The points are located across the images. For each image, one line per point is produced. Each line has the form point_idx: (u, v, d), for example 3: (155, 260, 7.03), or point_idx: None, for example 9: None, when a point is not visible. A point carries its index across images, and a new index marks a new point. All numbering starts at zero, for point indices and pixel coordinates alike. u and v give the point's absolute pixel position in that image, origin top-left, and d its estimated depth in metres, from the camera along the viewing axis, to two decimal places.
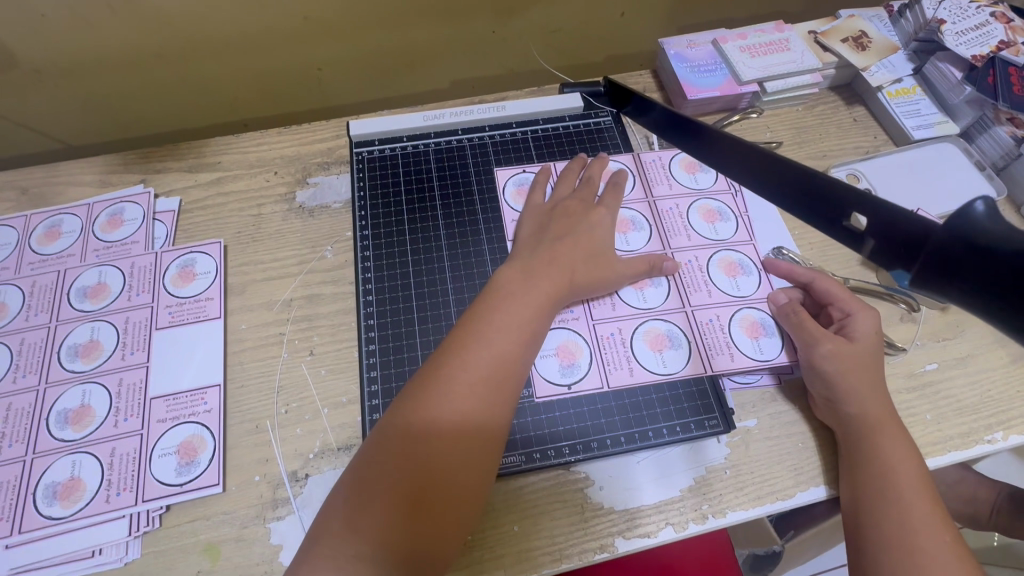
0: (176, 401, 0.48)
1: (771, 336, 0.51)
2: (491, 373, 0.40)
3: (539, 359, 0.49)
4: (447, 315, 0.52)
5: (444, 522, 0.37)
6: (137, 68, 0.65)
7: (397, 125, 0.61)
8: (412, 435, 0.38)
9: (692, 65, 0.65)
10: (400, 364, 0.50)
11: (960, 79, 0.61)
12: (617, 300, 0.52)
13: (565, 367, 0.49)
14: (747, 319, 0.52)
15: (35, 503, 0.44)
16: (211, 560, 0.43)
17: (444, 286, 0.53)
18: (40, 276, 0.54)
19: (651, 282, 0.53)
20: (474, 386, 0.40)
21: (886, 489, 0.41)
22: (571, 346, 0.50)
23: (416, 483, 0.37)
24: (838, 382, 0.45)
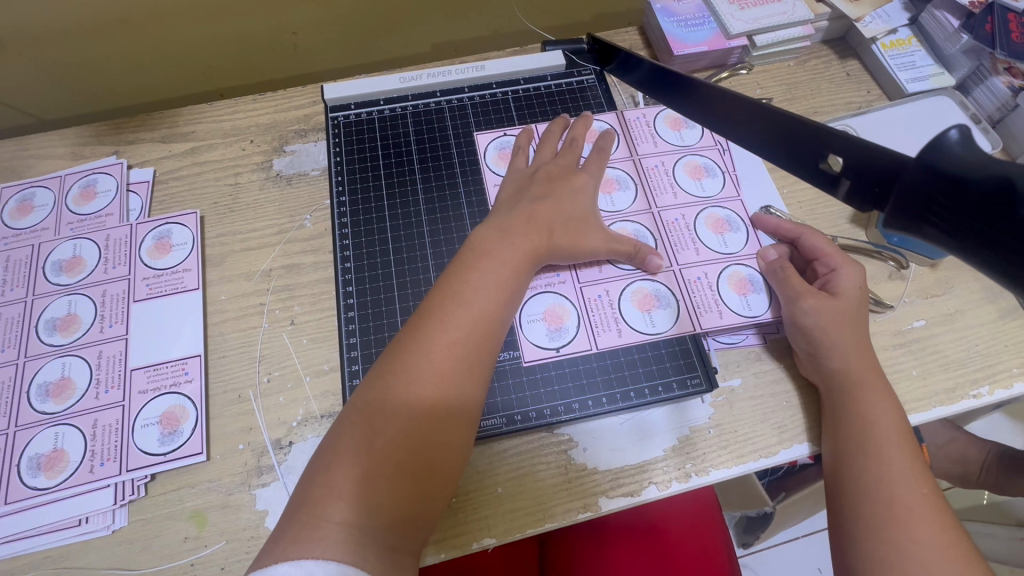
0: (157, 372, 0.48)
1: (759, 293, 0.51)
2: (473, 332, 0.40)
3: (526, 323, 0.49)
4: (426, 280, 0.51)
5: (431, 479, 0.37)
6: (102, 35, 0.62)
7: (373, 88, 0.59)
8: (395, 396, 0.37)
9: (679, 20, 0.63)
10: (379, 330, 0.50)
11: (956, 28, 0.59)
12: (604, 262, 0.51)
13: (553, 331, 0.49)
14: (735, 276, 0.51)
15: (20, 474, 0.44)
16: (198, 526, 0.44)
17: (423, 251, 0.53)
18: (14, 250, 0.53)
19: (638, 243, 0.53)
20: (455, 345, 0.39)
21: (867, 444, 0.41)
22: (559, 310, 0.49)
23: (403, 443, 0.36)
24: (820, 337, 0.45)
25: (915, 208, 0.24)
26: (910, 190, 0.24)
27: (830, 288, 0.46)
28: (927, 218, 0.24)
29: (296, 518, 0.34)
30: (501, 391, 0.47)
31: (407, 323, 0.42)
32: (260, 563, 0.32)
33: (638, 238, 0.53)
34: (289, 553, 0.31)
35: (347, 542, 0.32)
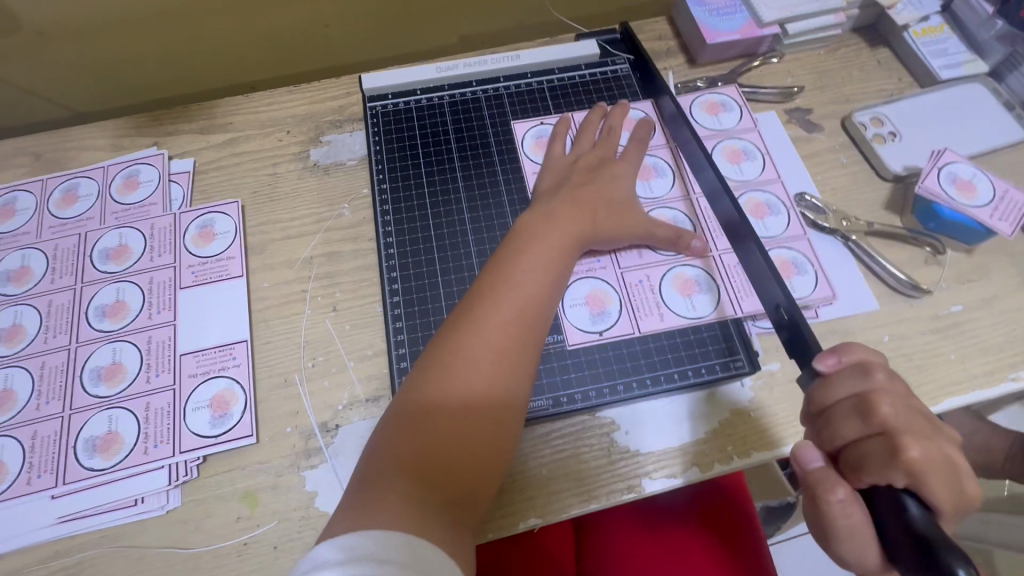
0: (205, 357, 0.49)
1: (803, 274, 0.53)
2: (521, 316, 0.41)
3: (570, 308, 0.50)
4: (469, 265, 0.52)
5: (487, 460, 0.37)
6: (140, 28, 0.63)
7: (410, 78, 0.60)
8: (450, 378, 0.38)
9: (710, 9, 0.63)
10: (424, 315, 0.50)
11: (990, 13, 0.59)
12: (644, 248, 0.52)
13: (596, 315, 0.50)
14: (779, 258, 0.53)
15: (76, 455, 0.45)
16: (249, 506, 0.45)
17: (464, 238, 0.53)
18: (62, 239, 0.54)
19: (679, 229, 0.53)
20: (506, 328, 0.40)
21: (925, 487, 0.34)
22: (601, 295, 0.50)
23: (459, 423, 0.37)
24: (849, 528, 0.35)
25: None
26: None
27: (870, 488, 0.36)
28: None
29: (361, 494, 0.34)
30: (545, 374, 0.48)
31: (458, 307, 0.42)
32: (328, 533, 0.33)
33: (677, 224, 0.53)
34: (356, 525, 0.32)
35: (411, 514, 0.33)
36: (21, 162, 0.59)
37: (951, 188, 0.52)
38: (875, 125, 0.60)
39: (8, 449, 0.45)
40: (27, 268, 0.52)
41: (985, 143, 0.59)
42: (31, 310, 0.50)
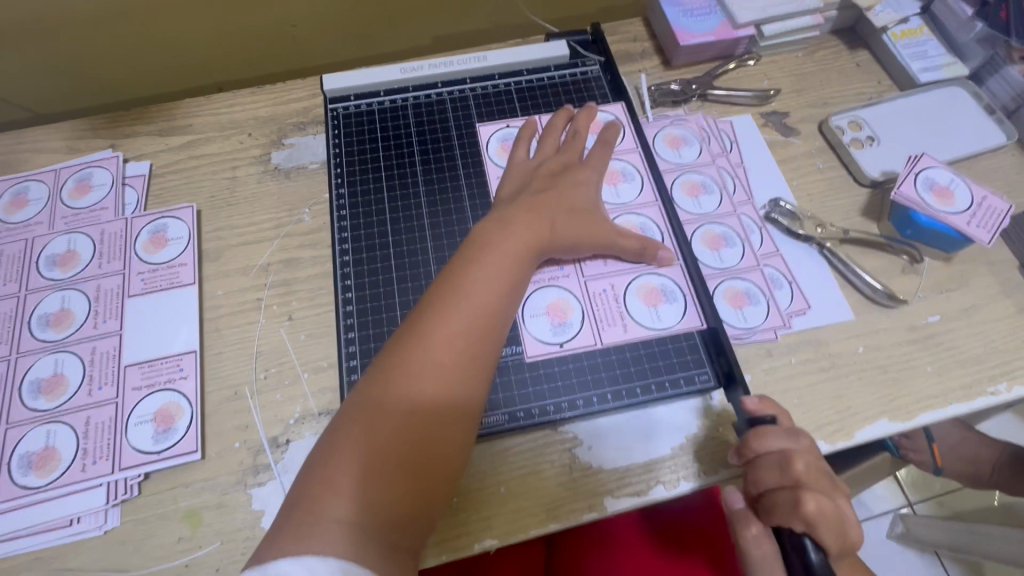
0: (152, 368, 0.47)
1: (756, 306, 0.50)
2: (473, 326, 0.39)
3: (530, 318, 0.48)
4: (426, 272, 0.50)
5: (434, 477, 0.36)
6: (98, 27, 0.61)
7: (373, 79, 0.58)
8: (397, 391, 0.36)
9: (684, 10, 0.62)
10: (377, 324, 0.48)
11: (970, 15, 0.58)
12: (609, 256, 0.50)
13: (557, 325, 0.48)
14: (730, 290, 0.51)
15: (10, 473, 0.43)
16: (192, 526, 0.43)
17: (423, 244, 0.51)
18: (7, 245, 0.52)
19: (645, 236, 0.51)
20: (456, 340, 0.38)
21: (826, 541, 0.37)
22: (563, 305, 0.48)
23: (404, 438, 0.35)
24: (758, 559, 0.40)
25: None
26: None
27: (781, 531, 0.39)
28: None
29: (293, 518, 0.32)
30: (502, 387, 0.46)
31: (409, 316, 0.40)
32: (257, 561, 0.31)
33: (644, 231, 0.52)
34: (287, 551, 0.30)
35: (348, 540, 0.31)
36: None
37: (927, 194, 0.50)
38: (853, 129, 0.59)
39: None
40: None
41: (965, 148, 0.57)
42: None
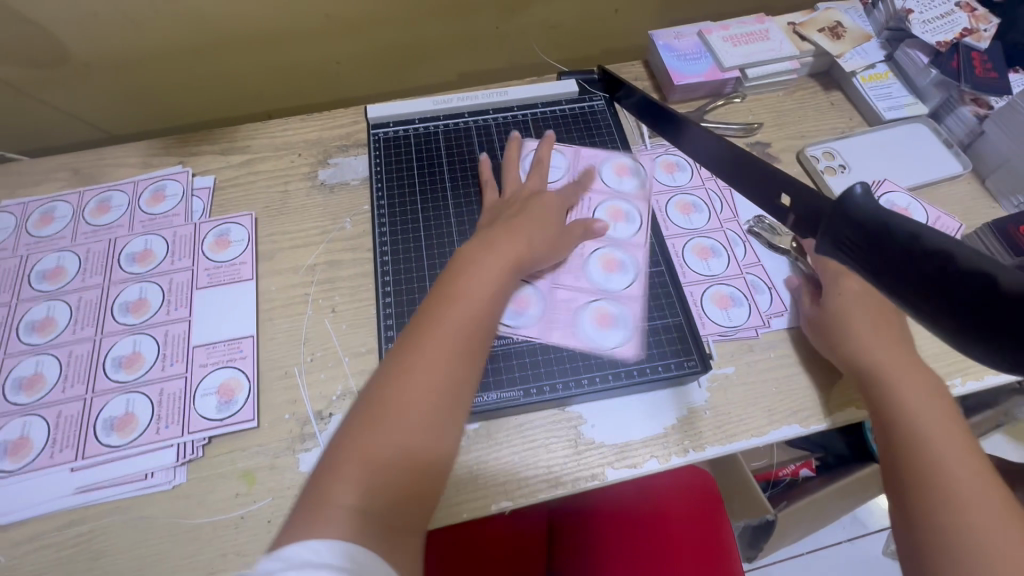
0: (215, 349, 0.54)
1: (739, 306, 0.58)
2: (462, 340, 0.44)
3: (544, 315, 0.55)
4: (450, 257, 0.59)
5: (423, 475, 0.40)
6: (172, 63, 0.71)
7: (409, 109, 0.67)
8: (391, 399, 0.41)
9: (679, 54, 0.71)
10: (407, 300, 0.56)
11: (926, 63, 0.67)
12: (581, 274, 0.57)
13: (515, 312, 0.55)
14: (718, 293, 0.59)
15: (96, 433, 0.50)
16: (248, 484, 0.49)
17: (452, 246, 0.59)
18: (93, 244, 0.60)
19: (620, 268, 0.58)
20: (448, 347, 0.43)
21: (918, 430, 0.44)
22: (527, 298, 0.56)
23: (400, 441, 0.39)
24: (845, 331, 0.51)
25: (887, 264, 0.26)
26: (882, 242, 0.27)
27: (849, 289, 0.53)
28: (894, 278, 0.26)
29: (303, 509, 0.36)
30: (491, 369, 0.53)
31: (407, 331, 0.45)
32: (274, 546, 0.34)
33: (623, 265, 0.58)
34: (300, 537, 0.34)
35: (355, 526, 0.35)
36: (61, 176, 0.67)
37: None
38: (827, 158, 0.67)
39: (35, 425, 0.50)
40: (61, 268, 0.59)
41: (925, 176, 0.65)
42: (63, 304, 0.56)
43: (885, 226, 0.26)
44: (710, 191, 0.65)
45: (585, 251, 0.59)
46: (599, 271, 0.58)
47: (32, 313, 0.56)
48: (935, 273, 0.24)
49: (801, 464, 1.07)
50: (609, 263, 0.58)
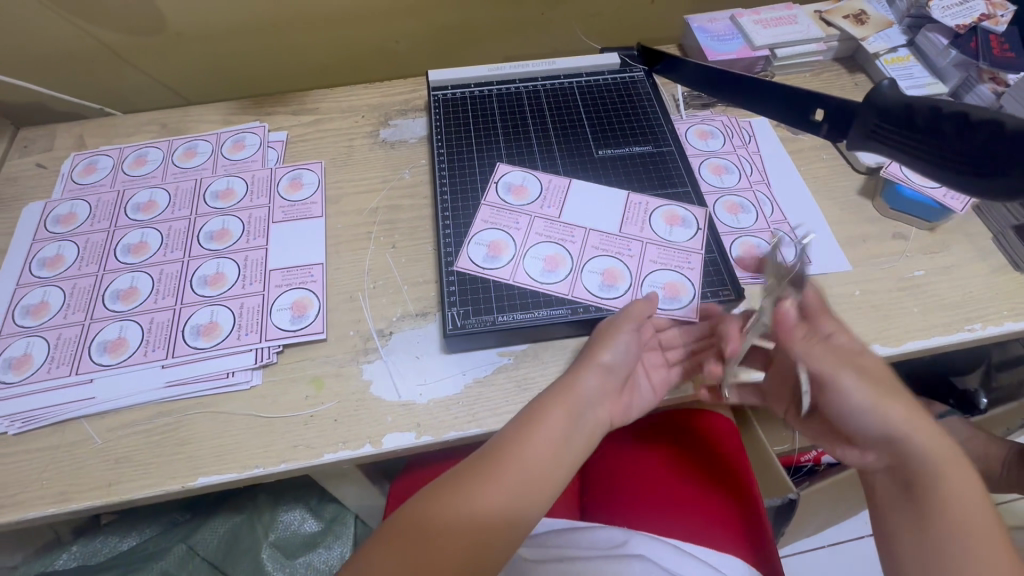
0: (290, 273, 0.60)
1: (766, 255, 0.62)
2: (586, 418, 0.49)
3: (586, 273, 0.58)
4: (528, 193, 0.64)
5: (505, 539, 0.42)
6: (250, 35, 0.78)
7: (467, 74, 0.74)
8: (514, 463, 0.44)
9: (713, 35, 0.77)
10: (477, 229, 0.61)
11: (946, 45, 0.71)
12: (646, 227, 0.61)
13: (548, 270, 0.58)
14: (746, 244, 0.63)
15: (185, 337, 0.56)
16: (316, 388, 0.54)
17: (536, 181, 0.64)
18: (182, 183, 0.67)
19: (681, 224, 0.61)
20: (574, 419, 0.48)
21: (973, 512, 0.40)
22: (558, 257, 0.59)
23: (494, 508, 0.43)
24: (842, 389, 0.45)
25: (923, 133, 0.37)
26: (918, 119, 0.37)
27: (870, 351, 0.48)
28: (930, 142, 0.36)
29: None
30: (525, 302, 0.55)
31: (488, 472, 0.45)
32: None
33: (686, 221, 0.61)
34: None
35: None
36: (151, 129, 0.75)
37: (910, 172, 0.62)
38: None
39: (131, 329, 0.56)
40: (153, 202, 0.66)
41: None
42: (155, 231, 0.63)
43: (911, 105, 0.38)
44: (741, 156, 0.70)
45: (650, 206, 0.62)
46: (662, 223, 0.61)
47: (128, 238, 0.63)
48: (954, 126, 0.35)
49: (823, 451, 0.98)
50: (671, 219, 0.61)
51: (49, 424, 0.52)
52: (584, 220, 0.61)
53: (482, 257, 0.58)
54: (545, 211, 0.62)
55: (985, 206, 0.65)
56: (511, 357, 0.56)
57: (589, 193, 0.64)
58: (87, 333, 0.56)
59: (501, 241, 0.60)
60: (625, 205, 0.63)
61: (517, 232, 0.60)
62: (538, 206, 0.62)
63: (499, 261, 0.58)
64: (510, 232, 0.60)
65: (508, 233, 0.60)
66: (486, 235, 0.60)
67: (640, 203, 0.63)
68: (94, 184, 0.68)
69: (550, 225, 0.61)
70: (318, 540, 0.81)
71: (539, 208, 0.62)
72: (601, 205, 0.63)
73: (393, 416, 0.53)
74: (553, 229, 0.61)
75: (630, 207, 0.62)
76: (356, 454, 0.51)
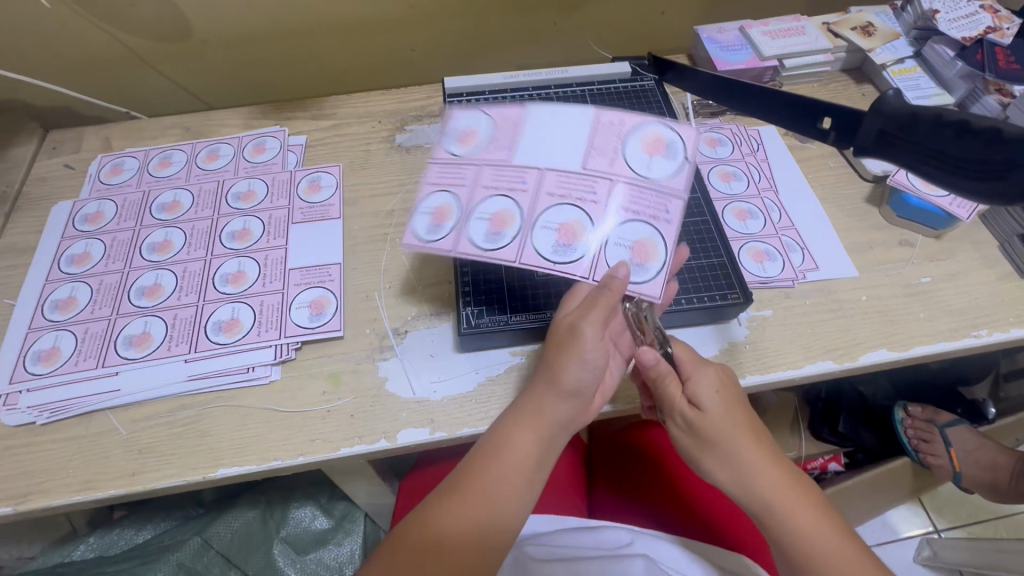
0: (309, 272, 0.62)
1: (774, 261, 0.63)
2: (557, 435, 0.47)
3: (541, 228, 0.49)
4: (476, 137, 0.53)
5: (491, 551, 0.42)
6: (271, 43, 0.80)
7: (481, 82, 0.76)
8: (487, 478, 0.44)
9: (722, 46, 0.79)
10: (421, 194, 0.52)
11: (952, 57, 0.72)
12: (618, 157, 0.50)
13: (492, 233, 0.49)
14: (754, 249, 0.64)
15: (207, 332, 0.58)
16: (334, 384, 0.56)
17: (483, 117, 0.54)
18: (205, 184, 0.70)
19: (663, 152, 0.50)
20: (544, 438, 0.46)
21: (804, 553, 0.45)
22: (506, 215, 0.50)
23: (472, 518, 0.43)
24: (704, 412, 0.47)
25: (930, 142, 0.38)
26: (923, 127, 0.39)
27: (723, 399, 0.48)
28: (935, 152, 0.38)
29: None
30: (539, 303, 0.57)
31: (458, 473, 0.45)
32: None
33: (669, 147, 0.50)
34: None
35: None
36: (175, 132, 0.77)
37: (916, 181, 0.63)
38: None
39: (155, 324, 0.58)
40: (177, 202, 0.68)
41: None
42: (179, 231, 0.65)
43: (914, 113, 0.39)
44: (749, 164, 0.71)
45: (624, 129, 0.51)
46: (639, 153, 0.50)
47: (152, 236, 0.65)
48: (957, 134, 0.36)
49: (830, 459, 0.94)
50: (652, 145, 0.51)
51: (76, 415, 0.54)
52: (537, 160, 0.51)
53: (427, 229, 0.50)
54: (494, 155, 0.52)
55: (992, 215, 0.65)
56: (524, 356, 0.57)
57: (546, 129, 0.52)
58: (113, 328, 0.59)
59: (446, 206, 0.51)
60: (593, 128, 0.51)
61: (463, 189, 0.51)
62: (488, 150, 0.52)
63: (444, 228, 0.50)
64: (456, 192, 0.51)
65: (453, 193, 0.51)
66: (428, 199, 0.51)
67: (611, 122, 0.51)
68: (120, 185, 0.71)
69: (498, 171, 0.51)
70: (328, 537, 0.82)
71: (489, 154, 0.52)
72: (563, 136, 0.51)
73: (408, 412, 0.54)
74: (502, 176, 0.51)
75: (597, 129, 0.51)
76: (372, 448, 0.52)
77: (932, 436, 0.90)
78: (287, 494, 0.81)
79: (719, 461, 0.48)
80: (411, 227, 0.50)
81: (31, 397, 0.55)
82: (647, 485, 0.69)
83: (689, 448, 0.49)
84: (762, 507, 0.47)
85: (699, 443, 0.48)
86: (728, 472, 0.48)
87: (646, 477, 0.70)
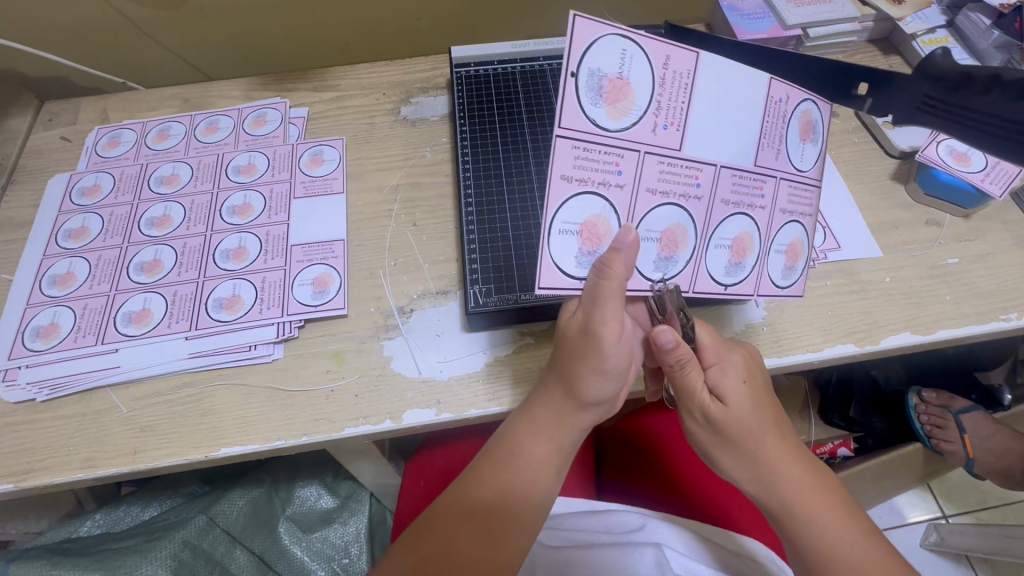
0: (312, 249, 0.60)
1: None
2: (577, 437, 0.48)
3: (715, 247, 0.47)
4: (632, 97, 0.40)
5: (509, 531, 0.44)
6: (270, 11, 0.77)
7: (493, 51, 0.71)
8: (510, 469, 0.46)
9: (743, 14, 0.75)
10: (563, 198, 0.41)
11: (988, 25, 0.68)
12: (783, 147, 0.46)
13: (663, 258, 0.45)
14: None
15: (209, 309, 0.57)
16: (338, 363, 0.54)
17: (644, 69, 0.40)
18: (204, 157, 0.68)
19: (812, 136, 0.47)
20: (561, 443, 0.47)
21: (824, 554, 0.43)
22: (677, 234, 0.45)
23: (489, 501, 0.45)
24: (728, 403, 0.45)
25: (977, 103, 0.38)
26: (976, 86, 0.38)
27: (748, 390, 0.46)
28: (980, 114, 0.38)
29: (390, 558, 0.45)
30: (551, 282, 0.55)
31: (482, 457, 0.48)
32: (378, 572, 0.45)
33: (816, 131, 0.47)
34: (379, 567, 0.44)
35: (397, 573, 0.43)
36: (173, 103, 0.75)
37: (947, 157, 0.60)
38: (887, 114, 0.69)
39: (154, 301, 0.57)
40: (176, 175, 0.66)
41: None
42: (177, 206, 0.64)
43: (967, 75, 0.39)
44: None
45: (789, 107, 0.45)
46: (796, 138, 0.46)
47: (151, 211, 0.63)
48: (1003, 97, 0.36)
49: (839, 443, 0.94)
50: (806, 129, 0.46)
51: (76, 392, 0.53)
52: (712, 152, 0.43)
53: (578, 257, 0.43)
54: (659, 137, 0.42)
55: None
56: (532, 337, 0.55)
57: (720, 101, 0.42)
58: (112, 304, 0.57)
59: (600, 219, 0.43)
60: (764, 106, 0.43)
61: (619, 192, 0.42)
62: (646, 121, 0.41)
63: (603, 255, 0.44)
64: (609, 195, 0.42)
65: (606, 197, 0.42)
66: (576, 210, 0.42)
67: (780, 101, 0.44)
68: (117, 157, 0.69)
69: (664, 168, 0.43)
70: (333, 516, 0.83)
71: (649, 130, 0.41)
72: (732, 119, 0.43)
73: (414, 392, 0.53)
74: (670, 175, 0.43)
75: (768, 109, 0.44)
76: (377, 429, 0.51)
77: (944, 422, 0.88)
78: (292, 474, 0.81)
79: (737, 457, 0.46)
80: (554, 251, 0.43)
81: (30, 373, 0.54)
82: (657, 470, 0.68)
83: (708, 444, 0.48)
84: (778, 505, 0.46)
85: (717, 436, 0.46)
86: (744, 468, 0.47)
87: (657, 461, 0.68)
